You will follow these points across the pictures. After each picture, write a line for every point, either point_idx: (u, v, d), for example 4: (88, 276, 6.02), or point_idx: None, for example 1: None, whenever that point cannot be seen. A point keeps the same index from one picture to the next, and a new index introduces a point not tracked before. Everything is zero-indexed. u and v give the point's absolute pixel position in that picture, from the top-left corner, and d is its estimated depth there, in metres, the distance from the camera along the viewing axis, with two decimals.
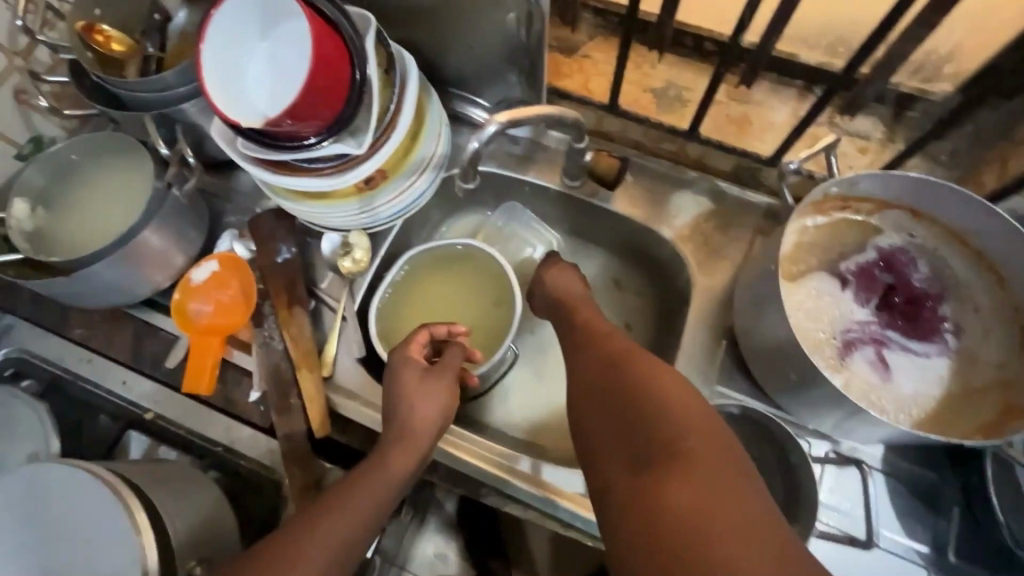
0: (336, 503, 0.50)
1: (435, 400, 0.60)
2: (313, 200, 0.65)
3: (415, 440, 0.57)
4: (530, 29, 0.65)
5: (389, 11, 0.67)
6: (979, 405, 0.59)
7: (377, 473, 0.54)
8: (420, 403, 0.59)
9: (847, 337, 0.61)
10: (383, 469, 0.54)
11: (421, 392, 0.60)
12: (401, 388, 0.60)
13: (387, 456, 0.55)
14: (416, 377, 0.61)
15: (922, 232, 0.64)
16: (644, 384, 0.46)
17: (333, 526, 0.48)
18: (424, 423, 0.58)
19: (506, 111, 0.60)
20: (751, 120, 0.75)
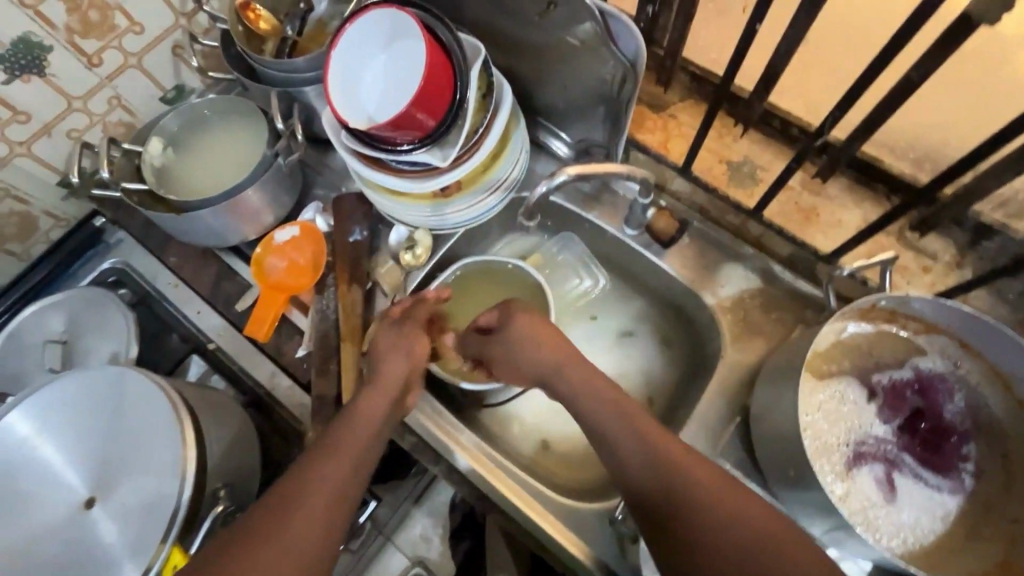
0: (321, 449, 0.56)
1: (406, 348, 0.66)
2: (392, 196, 0.72)
3: (388, 387, 0.63)
4: (624, 87, 0.69)
5: (502, 42, 0.73)
6: (978, 553, 0.58)
7: (358, 420, 0.59)
8: (391, 351, 0.65)
9: (859, 448, 0.61)
10: (363, 413, 0.60)
11: (393, 343, 0.66)
12: (382, 341, 0.67)
13: (362, 403, 0.61)
14: (390, 329, 0.68)
15: (969, 366, 0.63)
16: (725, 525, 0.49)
17: (322, 468, 0.54)
18: (393, 370, 0.64)
19: (576, 165, 0.65)
20: (819, 211, 0.78)
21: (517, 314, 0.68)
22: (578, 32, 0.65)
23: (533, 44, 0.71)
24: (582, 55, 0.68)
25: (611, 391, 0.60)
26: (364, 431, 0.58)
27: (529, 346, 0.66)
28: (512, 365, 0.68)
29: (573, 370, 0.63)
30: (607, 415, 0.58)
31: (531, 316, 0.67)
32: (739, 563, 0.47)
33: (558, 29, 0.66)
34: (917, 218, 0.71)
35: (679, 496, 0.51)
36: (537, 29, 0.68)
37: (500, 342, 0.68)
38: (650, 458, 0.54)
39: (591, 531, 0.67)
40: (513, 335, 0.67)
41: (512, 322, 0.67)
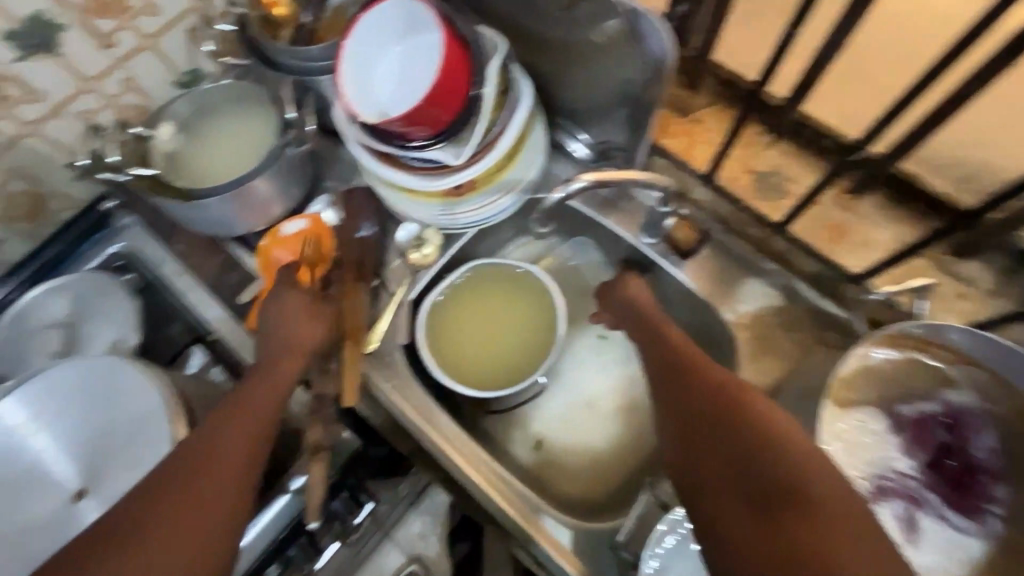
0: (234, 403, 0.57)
1: (311, 317, 0.68)
2: (403, 193, 0.70)
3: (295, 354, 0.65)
4: (649, 89, 0.66)
5: (524, 37, 0.70)
6: None
7: (274, 375, 0.62)
8: (301, 320, 0.67)
9: (881, 483, 0.58)
10: (275, 376, 0.62)
11: (301, 317, 0.67)
12: (290, 311, 0.67)
13: (277, 368, 0.62)
14: (297, 296, 0.69)
15: (1004, 403, 0.59)
16: (741, 412, 0.48)
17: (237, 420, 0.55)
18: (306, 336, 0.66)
19: (595, 171, 0.62)
20: (848, 228, 0.74)
21: (633, 283, 0.68)
22: (607, 29, 0.63)
23: (557, 40, 0.68)
24: (609, 53, 0.65)
25: (645, 318, 0.65)
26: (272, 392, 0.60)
27: (634, 289, 0.68)
28: (621, 307, 0.68)
29: (635, 291, 0.68)
30: (649, 330, 0.63)
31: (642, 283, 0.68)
32: (740, 438, 0.46)
33: (586, 25, 0.64)
34: (955, 241, 0.67)
35: (680, 387, 0.54)
36: (561, 25, 0.65)
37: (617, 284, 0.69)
38: (667, 365, 0.57)
39: (591, 551, 0.65)
40: (637, 286, 0.68)
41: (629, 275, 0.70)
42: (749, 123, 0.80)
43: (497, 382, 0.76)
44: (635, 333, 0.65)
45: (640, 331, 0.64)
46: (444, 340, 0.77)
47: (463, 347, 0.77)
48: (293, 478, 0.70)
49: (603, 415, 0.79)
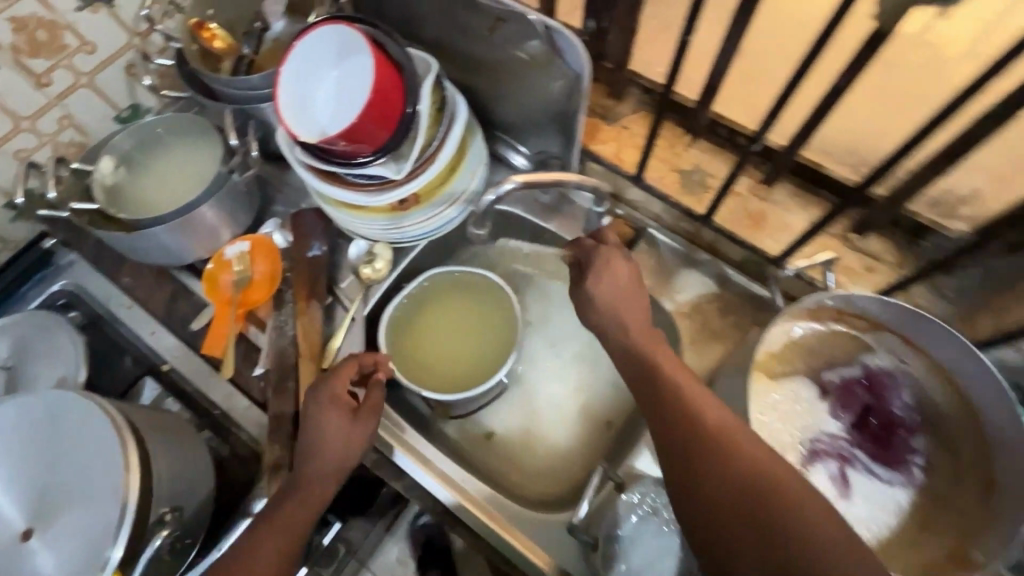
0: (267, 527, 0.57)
1: (353, 433, 0.60)
2: (349, 210, 0.72)
3: (331, 473, 0.60)
4: (573, 100, 0.71)
5: (456, 58, 0.75)
6: (931, 545, 0.60)
7: (305, 503, 0.59)
8: (339, 439, 0.59)
9: (814, 446, 0.63)
10: (309, 493, 0.59)
11: (343, 436, 0.59)
12: (330, 431, 0.59)
13: (308, 484, 0.59)
14: (336, 410, 0.60)
15: (914, 362, 0.65)
16: (786, 518, 0.42)
17: (271, 544, 0.56)
18: (341, 455, 0.59)
19: (523, 174, 0.66)
20: (766, 216, 0.79)
21: (603, 274, 0.60)
22: (531, 46, 0.67)
23: (485, 58, 0.72)
24: (534, 68, 0.70)
25: (643, 356, 0.56)
26: (305, 509, 0.58)
27: (607, 283, 0.60)
28: (589, 307, 0.60)
29: (626, 315, 0.59)
30: (647, 367, 0.55)
31: (613, 278, 0.60)
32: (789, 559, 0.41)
33: (508, 44, 0.68)
34: (856, 218, 0.73)
35: (693, 457, 0.48)
36: (486, 44, 0.70)
37: (592, 277, 0.60)
38: (676, 420, 0.50)
39: (551, 539, 0.67)
40: (615, 284, 0.60)
41: (605, 258, 0.61)
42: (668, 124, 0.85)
43: (454, 387, 0.76)
44: (624, 367, 0.58)
45: (634, 366, 0.56)
46: (406, 347, 0.77)
47: (422, 355, 0.77)
48: (254, 502, 0.68)
49: (561, 412, 0.81)
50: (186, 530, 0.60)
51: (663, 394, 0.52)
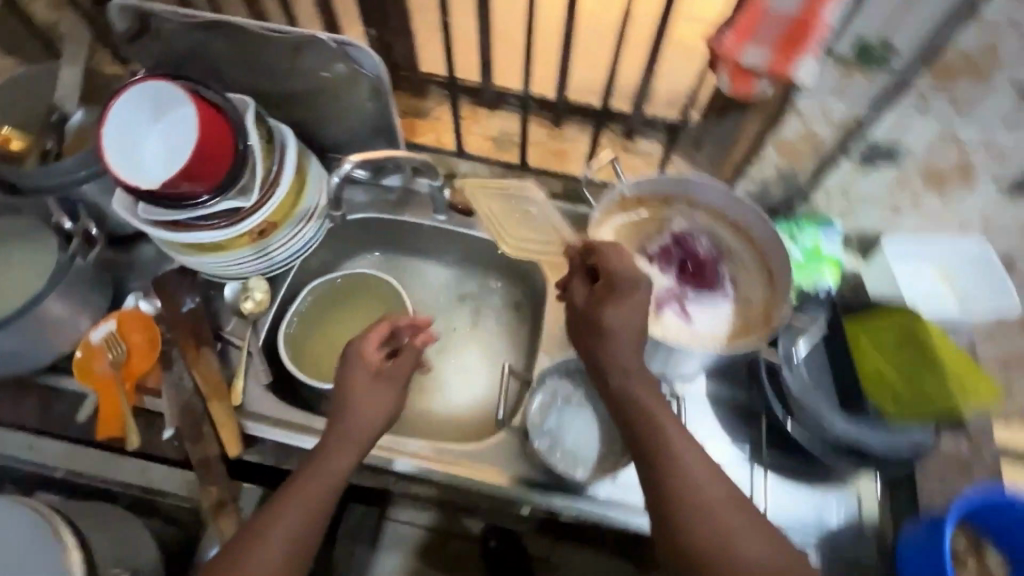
0: (283, 497, 0.58)
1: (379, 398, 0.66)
2: (209, 253, 0.76)
3: (354, 441, 0.63)
4: (380, 102, 0.81)
5: (269, 96, 0.83)
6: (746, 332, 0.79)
7: (325, 468, 0.61)
8: (367, 402, 0.65)
9: (658, 300, 0.79)
10: (327, 466, 0.61)
11: (370, 399, 0.65)
12: (356, 390, 0.65)
13: (328, 453, 0.62)
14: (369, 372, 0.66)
15: (700, 217, 0.85)
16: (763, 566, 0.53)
17: (284, 519, 0.57)
18: (364, 424, 0.64)
19: (358, 155, 0.77)
20: (568, 150, 0.95)
21: (617, 303, 0.61)
22: (335, 69, 0.77)
23: (295, 89, 0.82)
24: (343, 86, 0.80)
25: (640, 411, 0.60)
26: (324, 484, 0.60)
27: (630, 310, 0.60)
28: (602, 335, 0.61)
29: (615, 355, 0.61)
30: (643, 426, 0.59)
31: (630, 305, 0.61)
32: None
33: (313, 70, 0.78)
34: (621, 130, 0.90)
35: (690, 525, 0.55)
36: (291, 75, 0.79)
37: (611, 306, 0.61)
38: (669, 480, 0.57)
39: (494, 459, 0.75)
40: (628, 317, 0.60)
41: (619, 289, 0.61)
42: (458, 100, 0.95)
43: None
44: (612, 402, 0.62)
45: (629, 421, 0.61)
46: (310, 357, 0.83)
47: (327, 363, 0.83)
48: (207, 550, 0.68)
49: (472, 366, 0.92)
50: None
51: (659, 453, 0.58)
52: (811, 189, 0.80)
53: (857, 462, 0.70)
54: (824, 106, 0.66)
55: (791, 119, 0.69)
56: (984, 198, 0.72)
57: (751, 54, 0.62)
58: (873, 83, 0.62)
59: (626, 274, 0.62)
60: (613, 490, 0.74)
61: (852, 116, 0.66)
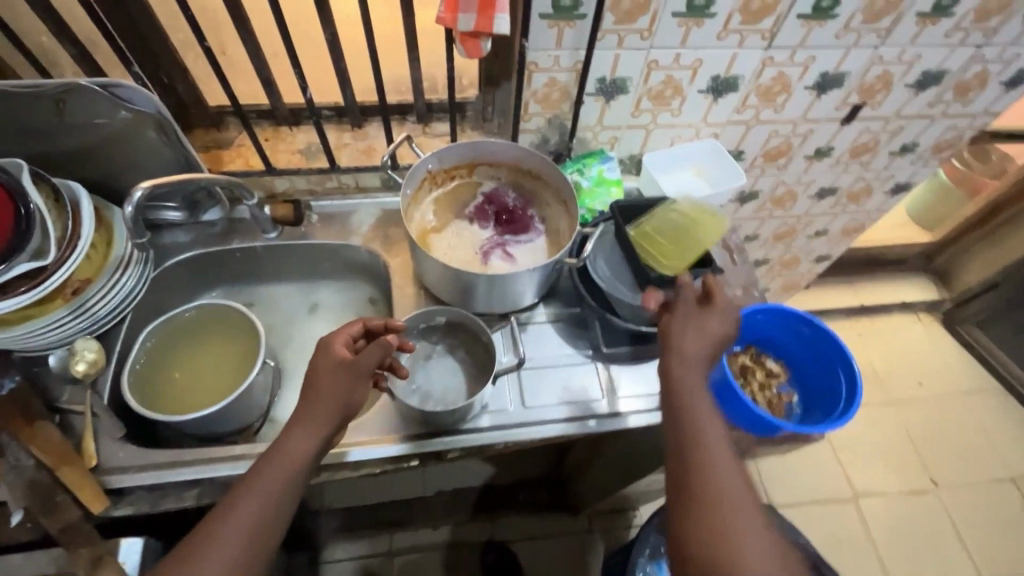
0: (248, 479, 0.60)
1: (340, 391, 0.65)
2: (20, 323, 0.74)
3: (316, 428, 0.63)
4: (169, 138, 0.82)
5: (50, 156, 0.82)
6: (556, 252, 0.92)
7: (283, 454, 0.62)
8: (325, 389, 0.64)
9: (483, 250, 0.91)
10: (288, 453, 0.62)
11: (333, 388, 0.65)
12: (318, 373, 0.65)
13: (291, 440, 0.62)
14: (334, 366, 0.65)
15: (501, 174, 0.98)
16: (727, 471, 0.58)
17: (246, 502, 0.59)
18: (326, 413, 0.64)
19: (150, 181, 0.78)
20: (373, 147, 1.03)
21: (717, 314, 0.67)
22: (112, 114, 0.78)
23: (75, 144, 0.81)
24: (128, 130, 0.80)
25: (697, 441, 0.60)
26: (283, 470, 0.61)
27: (714, 321, 0.66)
28: (694, 325, 0.66)
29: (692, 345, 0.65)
30: (692, 383, 0.63)
31: (720, 317, 0.67)
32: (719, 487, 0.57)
33: (88, 119, 0.78)
34: (415, 119, 1.01)
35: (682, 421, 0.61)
36: (65, 131, 0.79)
37: (714, 312, 0.67)
38: (710, 527, 0.55)
39: (375, 426, 0.81)
40: (714, 323, 0.66)
41: (724, 304, 0.67)
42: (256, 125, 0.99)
43: (222, 395, 0.82)
44: (670, 407, 0.63)
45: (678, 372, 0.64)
46: (166, 398, 0.82)
47: (187, 399, 0.82)
48: None
49: None
50: None
51: (697, 493, 0.57)
52: (577, 130, 0.97)
53: None
54: (554, 57, 0.83)
55: (536, 73, 0.86)
56: (697, 100, 0.95)
57: (462, 20, 0.68)
58: (579, 30, 0.80)
59: (731, 306, 0.68)
60: (487, 418, 0.82)
61: (576, 60, 0.84)
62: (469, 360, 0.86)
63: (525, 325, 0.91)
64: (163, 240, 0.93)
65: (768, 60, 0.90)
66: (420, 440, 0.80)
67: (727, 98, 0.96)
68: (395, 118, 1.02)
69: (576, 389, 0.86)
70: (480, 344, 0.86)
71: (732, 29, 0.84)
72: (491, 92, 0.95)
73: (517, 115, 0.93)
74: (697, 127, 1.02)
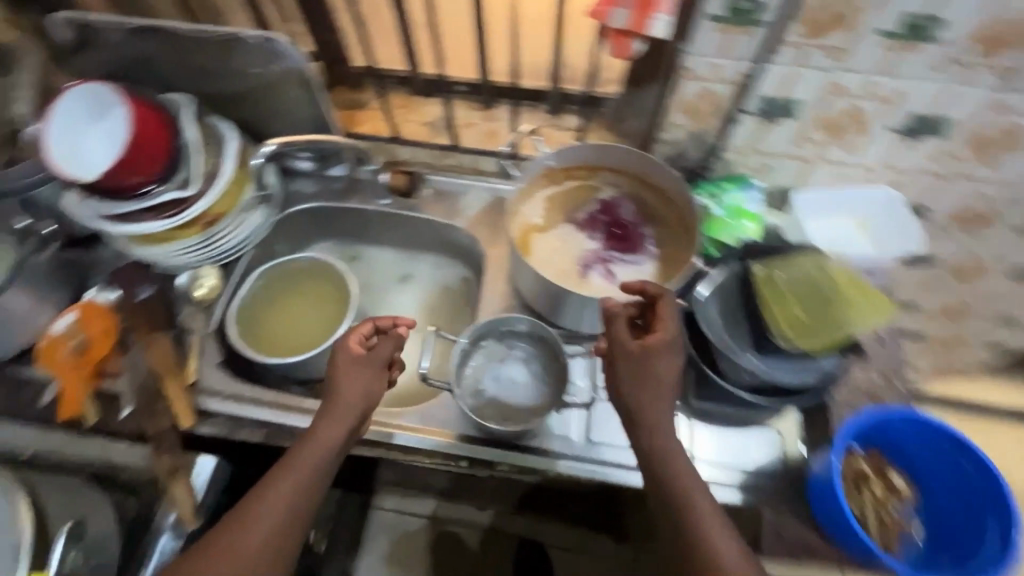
0: (280, 469, 0.61)
1: (361, 384, 0.66)
2: (160, 243, 0.82)
3: (342, 422, 0.64)
4: (312, 95, 0.86)
5: (213, 95, 0.89)
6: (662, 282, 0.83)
7: (312, 445, 0.62)
8: (349, 384, 0.66)
9: (584, 262, 0.85)
10: (315, 443, 0.63)
11: (355, 382, 0.66)
12: (336, 366, 0.67)
13: (319, 428, 0.63)
14: (351, 362, 0.67)
15: (623, 182, 0.90)
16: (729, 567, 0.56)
17: (279, 487, 0.60)
18: (351, 403, 0.65)
19: (281, 138, 0.88)
20: (498, 131, 1.00)
21: (660, 352, 0.63)
22: (267, 65, 0.83)
23: (233, 88, 0.87)
24: (275, 83, 0.85)
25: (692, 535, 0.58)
26: (313, 460, 0.62)
27: (658, 363, 0.63)
28: (642, 375, 0.63)
29: (655, 408, 0.62)
30: (664, 464, 0.61)
31: (662, 357, 0.63)
32: None
33: (245, 68, 0.83)
34: (545, 110, 0.96)
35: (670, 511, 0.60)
36: (226, 75, 0.85)
37: (654, 352, 0.63)
38: None
39: (435, 417, 0.80)
40: (662, 364, 0.63)
41: (656, 337, 0.63)
42: (392, 90, 1.00)
43: (309, 346, 0.87)
44: (655, 489, 0.61)
45: (650, 453, 0.62)
46: (262, 336, 0.88)
47: (278, 342, 0.87)
48: (165, 515, 0.71)
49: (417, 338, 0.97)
50: (89, 550, 0.66)
51: None
52: (722, 149, 0.85)
53: (777, 400, 0.73)
54: (715, 65, 0.72)
55: (689, 81, 0.75)
56: (884, 139, 0.78)
57: (617, 16, 0.65)
58: (753, 38, 0.68)
59: (671, 330, 0.64)
60: (546, 441, 0.78)
61: (741, 73, 0.73)
62: (543, 375, 0.81)
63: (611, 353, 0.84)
64: (291, 187, 0.98)
65: (999, 105, 0.70)
66: (476, 445, 0.78)
67: (927, 142, 0.77)
68: (525, 104, 0.97)
69: None
70: (558, 362, 0.81)
71: (957, 60, 0.66)
72: (632, 93, 0.86)
73: (655, 123, 0.84)
74: (873, 170, 0.84)
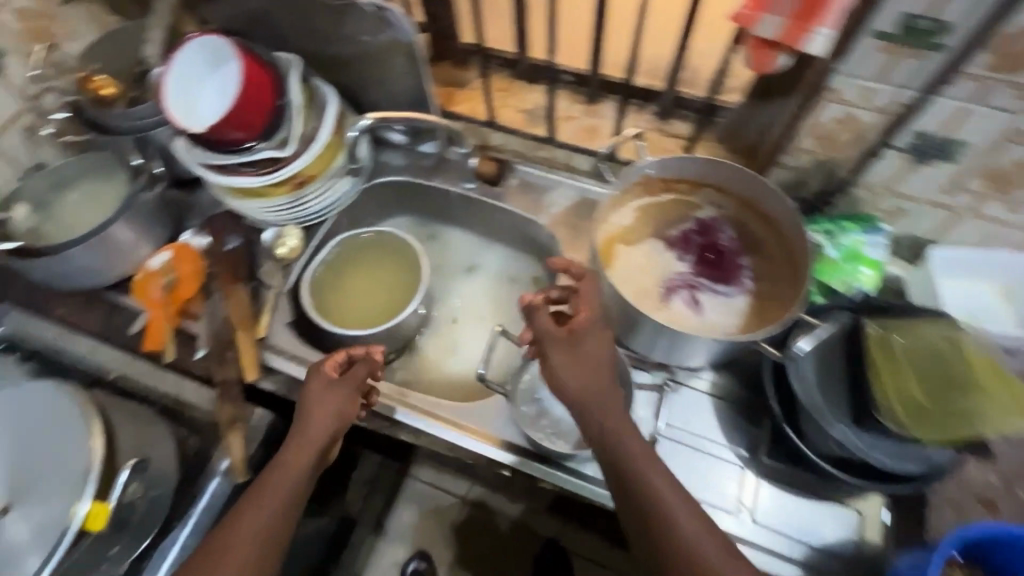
0: (251, 497, 0.60)
1: (332, 408, 0.66)
2: (252, 198, 0.84)
3: (313, 447, 0.64)
4: (416, 69, 0.84)
5: (322, 58, 0.89)
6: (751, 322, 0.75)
7: (281, 471, 0.62)
8: (319, 410, 0.66)
9: (670, 284, 0.77)
10: (287, 467, 0.62)
11: (324, 405, 0.66)
12: (308, 396, 0.67)
13: (288, 454, 0.63)
14: (322, 388, 0.67)
15: (728, 204, 0.81)
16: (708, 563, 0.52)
17: (250, 517, 0.59)
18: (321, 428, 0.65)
19: (377, 114, 0.87)
20: (599, 128, 0.94)
21: (588, 333, 0.63)
22: (377, 34, 0.81)
23: (342, 53, 0.87)
24: (383, 52, 0.84)
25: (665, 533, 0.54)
26: (286, 488, 0.61)
27: (590, 342, 0.62)
28: (575, 358, 0.61)
29: (603, 396, 0.60)
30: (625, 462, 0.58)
31: (592, 335, 0.63)
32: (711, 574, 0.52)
33: (356, 34, 0.83)
34: (654, 112, 0.90)
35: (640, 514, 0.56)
36: (337, 40, 0.85)
37: (580, 333, 0.62)
38: None
39: (486, 419, 0.78)
40: (597, 344, 0.62)
41: (580, 317, 0.63)
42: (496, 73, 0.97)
43: (374, 320, 0.87)
44: (621, 493, 0.58)
45: (609, 454, 0.59)
46: (331, 302, 0.89)
47: (345, 312, 0.88)
48: (219, 461, 0.74)
49: (479, 329, 0.95)
50: (150, 481, 0.69)
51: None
52: (852, 183, 0.75)
53: (868, 484, 0.64)
54: (867, 89, 0.63)
55: (831, 103, 0.66)
56: None
57: (765, 24, 0.57)
58: (924, 63, 0.58)
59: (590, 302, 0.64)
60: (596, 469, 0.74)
61: (898, 101, 0.62)
62: None
63: (682, 388, 0.78)
64: (381, 158, 0.98)
65: None
66: (523, 456, 0.75)
67: None
68: (632, 103, 0.91)
69: (709, 487, 0.72)
70: None
71: None
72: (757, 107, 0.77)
73: (779, 144, 0.75)
74: None
